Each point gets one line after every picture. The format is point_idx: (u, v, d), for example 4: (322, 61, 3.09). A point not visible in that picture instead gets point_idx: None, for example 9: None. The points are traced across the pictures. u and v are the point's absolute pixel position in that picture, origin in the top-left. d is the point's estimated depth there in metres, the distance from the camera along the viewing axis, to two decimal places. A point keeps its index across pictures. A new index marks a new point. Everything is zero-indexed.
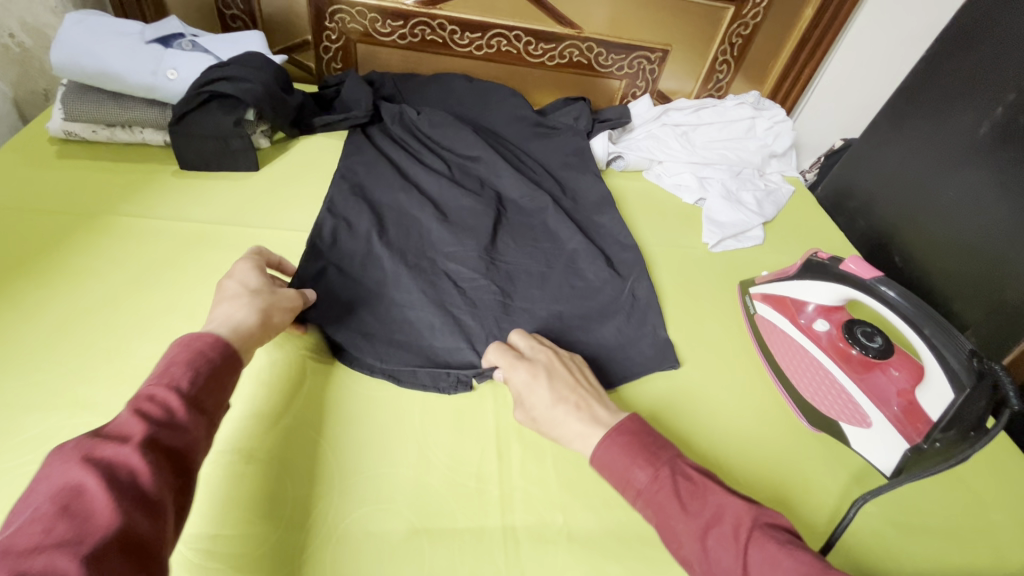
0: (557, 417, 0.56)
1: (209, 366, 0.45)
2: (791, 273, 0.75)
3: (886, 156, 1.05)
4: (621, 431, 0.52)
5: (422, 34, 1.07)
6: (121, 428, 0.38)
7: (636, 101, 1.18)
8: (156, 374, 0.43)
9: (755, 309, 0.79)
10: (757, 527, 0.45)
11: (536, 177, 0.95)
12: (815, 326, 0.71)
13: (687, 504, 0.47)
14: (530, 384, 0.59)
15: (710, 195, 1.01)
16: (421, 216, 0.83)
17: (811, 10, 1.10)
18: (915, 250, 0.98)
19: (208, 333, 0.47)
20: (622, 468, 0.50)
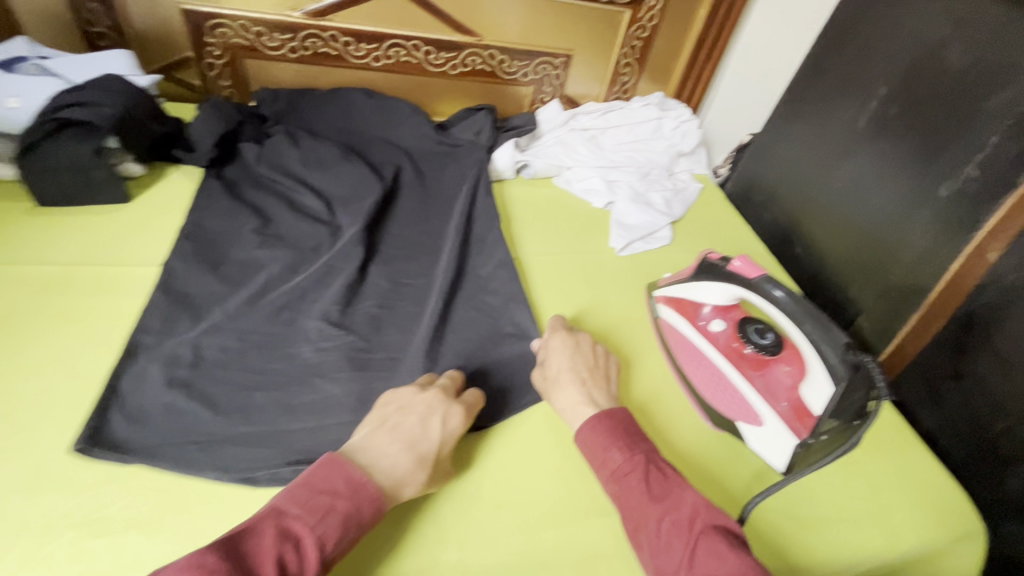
0: (560, 383, 0.64)
1: (355, 531, 0.47)
2: (688, 274, 0.76)
3: (783, 150, 1.08)
4: (610, 416, 0.59)
5: (314, 46, 1.02)
6: (261, 564, 0.41)
7: (544, 107, 1.18)
8: (319, 509, 0.46)
9: (659, 312, 0.79)
10: (713, 524, 0.49)
11: (416, 203, 0.91)
12: (711, 326, 0.72)
13: (653, 490, 0.52)
14: (556, 352, 0.67)
15: (618, 199, 1.02)
16: (285, 270, 0.75)
17: (704, 11, 1.12)
18: (813, 242, 1.01)
19: (375, 485, 0.50)
20: (601, 447, 0.57)
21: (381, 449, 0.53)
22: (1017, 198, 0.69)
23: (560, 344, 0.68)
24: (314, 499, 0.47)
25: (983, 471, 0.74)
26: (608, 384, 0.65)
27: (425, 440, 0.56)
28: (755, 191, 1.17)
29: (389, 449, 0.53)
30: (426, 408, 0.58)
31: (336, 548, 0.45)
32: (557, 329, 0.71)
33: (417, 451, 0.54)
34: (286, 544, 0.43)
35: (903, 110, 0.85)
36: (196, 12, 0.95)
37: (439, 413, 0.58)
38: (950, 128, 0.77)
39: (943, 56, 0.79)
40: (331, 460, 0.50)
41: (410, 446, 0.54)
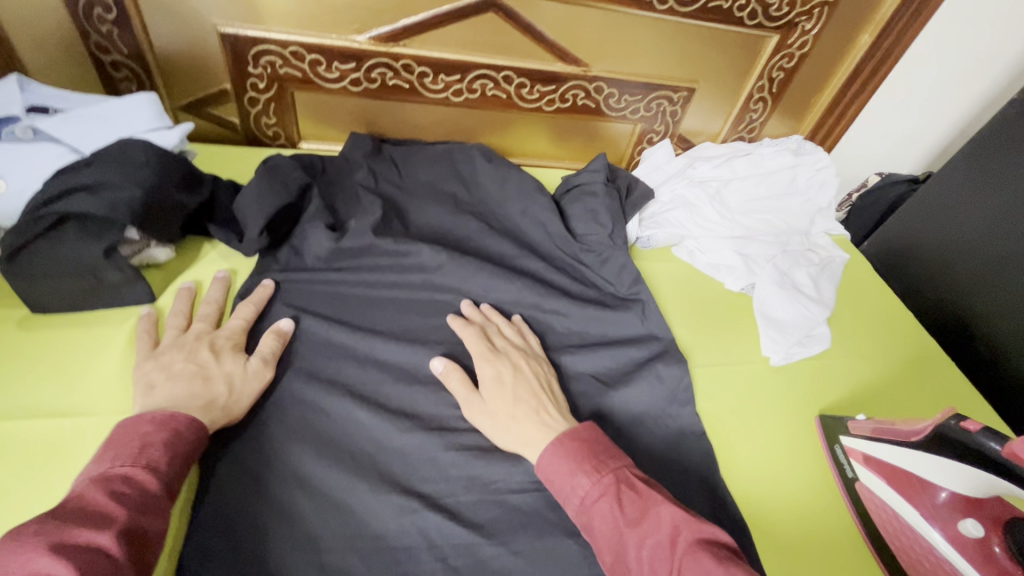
0: (508, 422, 0.55)
1: (183, 446, 0.46)
2: (916, 438, 0.55)
3: (964, 220, 0.88)
4: (574, 437, 0.52)
5: (382, 78, 0.81)
6: (98, 509, 0.39)
7: (653, 149, 0.96)
8: (132, 450, 0.43)
9: (855, 474, 0.60)
10: (695, 540, 0.44)
11: (518, 296, 0.70)
12: (961, 528, 0.52)
13: (627, 513, 0.46)
14: (492, 382, 0.58)
15: (761, 281, 0.80)
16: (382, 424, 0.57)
17: (868, 36, 0.89)
18: (1004, 343, 0.82)
19: (181, 411, 0.48)
20: (565, 474, 0.50)
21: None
22: None
23: (497, 373, 0.59)
24: (125, 447, 0.44)
25: None
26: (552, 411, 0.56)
27: (215, 390, 0.52)
28: (913, 261, 0.96)
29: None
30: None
31: (171, 468, 0.44)
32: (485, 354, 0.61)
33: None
34: (115, 483, 0.41)
35: None
36: (237, 35, 0.74)
37: (201, 350, 0.54)
38: None
39: None
40: (125, 420, 0.46)
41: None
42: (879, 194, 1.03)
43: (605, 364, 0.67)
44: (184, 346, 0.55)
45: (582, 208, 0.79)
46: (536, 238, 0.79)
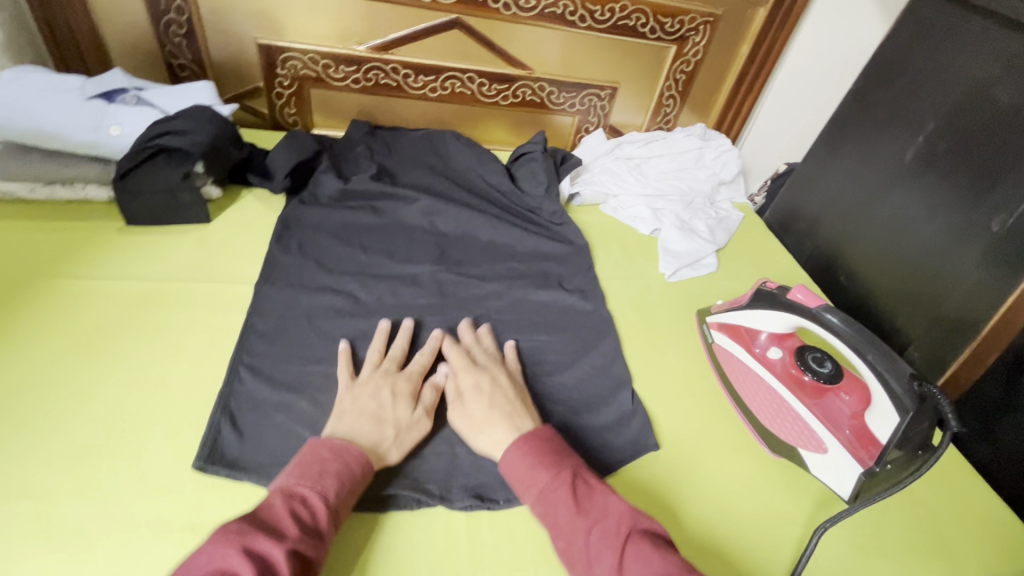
0: (484, 424, 0.61)
1: (352, 480, 0.53)
2: (743, 303, 0.78)
3: (827, 180, 1.09)
4: (534, 436, 0.58)
5: (376, 78, 1.08)
6: (276, 523, 0.46)
7: (589, 136, 1.23)
8: (314, 474, 0.51)
9: (713, 339, 0.81)
10: (639, 530, 0.50)
11: (475, 227, 0.94)
12: (769, 354, 0.74)
13: (577, 503, 0.52)
14: (472, 390, 0.64)
15: (664, 226, 1.04)
16: (368, 297, 0.79)
17: (747, 47, 1.17)
18: (859, 270, 1.02)
19: (357, 448, 0.55)
20: (527, 468, 0.56)
21: (350, 427, 0.58)
22: None
23: (477, 383, 0.65)
24: (307, 469, 0.52)
25: None
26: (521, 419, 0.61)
27: (385, 433, 0.59)
28: (797, 220, 1.17)
29: (357, 423, 0.58)
30: (375, 385, 0.63)
31: (339, 496, 0.51)
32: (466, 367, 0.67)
33: (377, 420, 0.59)
34: (295, 502, 0.49)
35: (953, 145, 0.86)
36: (270, 46, 1.01)
37: (388, 388, 0.63)
38: (1002, 164, 0.79)
39: (993, 95, 0.81)
40: (312, 441, 0.55)
41: (372, 420, 0.59)
42: (785, 177, 1.23)
43: (537, 273, 0.90)
44: (373, 382, 0.64)
45: (527, 172, 1.03)
46: (493, 191, 1.03)
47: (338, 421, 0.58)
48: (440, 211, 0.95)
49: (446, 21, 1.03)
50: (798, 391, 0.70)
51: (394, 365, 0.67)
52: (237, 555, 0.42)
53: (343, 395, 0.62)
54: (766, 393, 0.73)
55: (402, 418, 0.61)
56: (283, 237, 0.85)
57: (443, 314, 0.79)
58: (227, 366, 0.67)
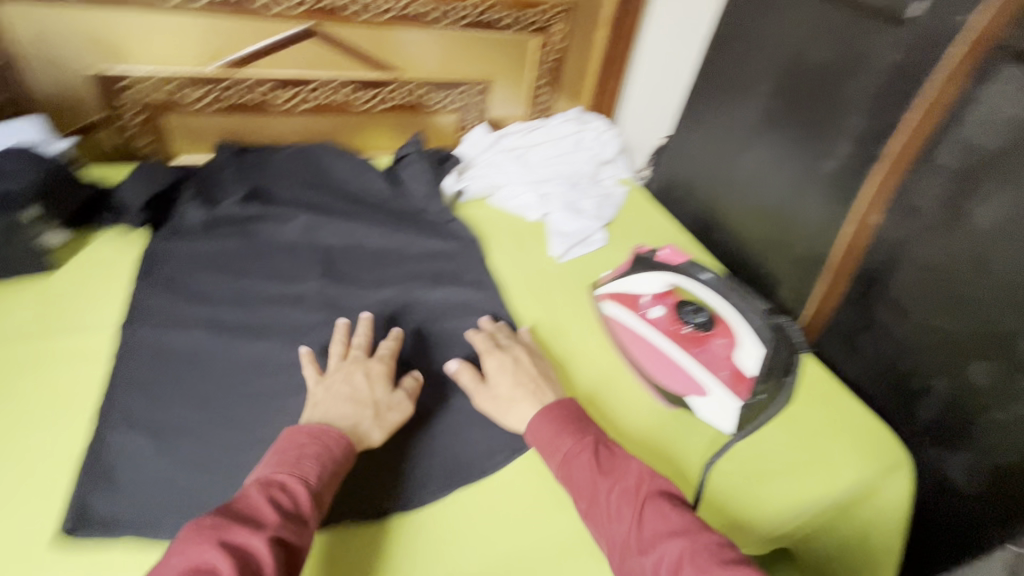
0: (512, 402, 0.67)
1: (333, 462, 0.55)
2: (627, 269, 0.84)
3: (694, 147, 1.17)
4: (560, 406, 0.65)
5: (236, 96, 1.03)
6: (254, 511, 0.48)
7: (471, 132, 1.24)
8: (291, 460, 0.54)
9: (602, 309, 0.85)
10: (656, 490, 0.56)
11: (361, 236, 0.92)
12: (652, 314, 0.79)
13: (601, 466, 0.59)
14: (498, 371, 0.70)
15: (552, 210, 1.08)
16: (250, 324, 0.75)
17: (605, 30, 1.22)
18: (731, 225, 1.10)
19: (337, 431, 0.58)
20: (550, 436, 0.62)
21: (327, 412, 0.60)
22: (885, 166, 0.80)
23: (500, 363, 0.71)
24: (285, 456, 0.54)
25: (903, 403, 0.84)
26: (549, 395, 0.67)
27: (363, 415, 0.62)
28: (675, 188, 1.25)
29: (335, 409, 0.61)
30: (347, 371, 0.65)
31: (320, 480, 0.53)
32: (493, 350, 0.73)
33: (355, 403, 0.62)
34: (273, 490, 0.50)
35: (784, 101, 0.95)
36: (106, 74, 0.94)
37: (362, 370, 0.66)
38: (825, 112, 0.88)
39: (808, 52, 0.90)
40: (287, 432, 0.57)
41: (350, 404, 0.62)
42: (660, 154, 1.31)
43: (429, 272, 0.89)
44: (345, 369, 0.66)
45: (408, 175, 1.03)
46: (376, 198, 1.01)
47: (314, 409, 0.61)
48: (322, 224, 0.92)
49: (302, 31, 1.00)
50: (680, 343, 0.75)
51: (360, 352, 0.69)
52: (210, 550, 0.44)
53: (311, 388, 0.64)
54: (654, 350, 0.77)
55: (382, 399, 0.64)
56: (147, 275, 0.79)
57: (332, 327, 0.77)
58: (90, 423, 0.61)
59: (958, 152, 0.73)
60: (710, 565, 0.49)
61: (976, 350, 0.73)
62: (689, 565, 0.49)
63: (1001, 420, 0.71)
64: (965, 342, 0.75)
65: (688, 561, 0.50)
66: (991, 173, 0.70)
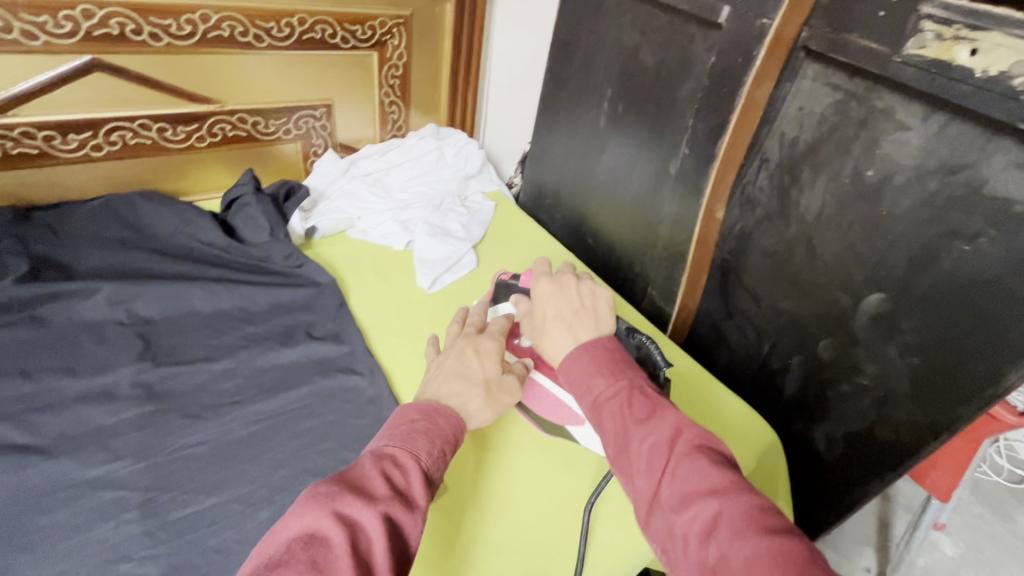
0: (545, 331, 0.61)
1: (442, 440, 0.48)
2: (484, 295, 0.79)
3: (554, 154, 1.17)
4: (597, 346, 0.57)
5: (3, 148, 0.84)
6: (368, 482, 0.41)
7: (320, 160, 1.13)
8: (402, 434, 0.47)
9: None
10: (696, 444, 0.46)
11: (190, 300, 0.79)
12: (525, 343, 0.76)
13: (636, 413, 0.50)
14: (545, 295, 0.65)
15: (416, 237, 1.01)
16: (39, 439, 0.61)
17: (448, 41, 1.17)
18: (599, 229, 1.11)
19: (443, 406, 0.51)
20: (585, 376, 0.55)
21: (440, 390, 0.55)
22: (720, 165, 0.83)
23: (551, 287, 0.65)
24: (397, 431, 0.48)
25: (768, 384, 0.88)
26: (595, 315, 0.61)
27: (476, 395, 0.55)
28: (544, 195, 1.24)
29: (448, 389, 0.55)
30: (459, 347, 0.61)
31: (430, 459, 0.46)
32: (545, 275, 0.68)
33: (468, 381, 0.56)
34: (386, 464, 0.43)
35: (627, 106, 0.96)
36: None
37: (471, 348, 0.61)
38: (663, 115, 0.90)
39: (640, 57, 0.91)
40: (404, 408, 0.51)
41: (461, 381, 0.56)
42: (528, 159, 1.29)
43: (279, 331, 0.79)
44: (457, 346, 0.61)
45: (245, 220, 0.90)
46: (209, 251, 0.88)
47: (431, 388, 0.55)
48: (136, 294, 0.77)
49: (80, 64, 0.83)
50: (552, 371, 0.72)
51: (475, 328, 0.65)
52: (326, 519, 0.38)
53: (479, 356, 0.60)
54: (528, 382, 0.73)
55: (492, 376, 0.58)
56: None
57: (154, 423, 0.64)
58: None
59: (778, 145, 0.76)
60: (749, 529, 0.39)
61: (822, 328, 0.77)
62: (724, 525, 0.40)
63: (850, 390, 0.75)
64: (810, 322, 0.79)
65: (725, 520, 0.40)
66: (804, 166, 0.74)
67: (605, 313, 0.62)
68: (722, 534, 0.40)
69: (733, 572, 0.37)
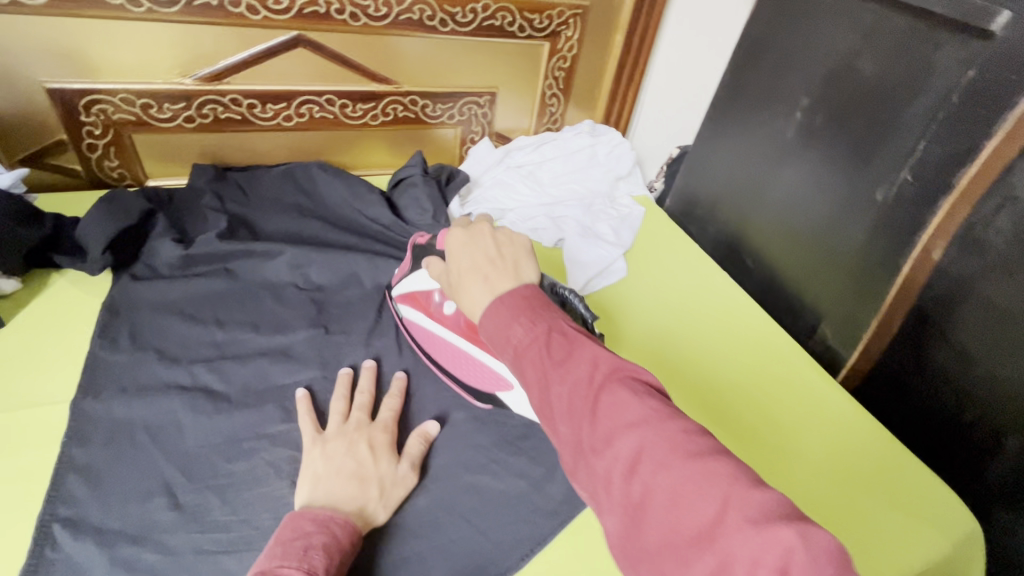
0: (462, 285, 0.52)
1: (340, 551, 0.47)
2: (409, 266, 0.73)
3: (719, 163, 1.07)
4: (518, 293, 0.47)
5: (214, 113, 0.92)
6: None
7: (475, 147, 1.14)
8: (296, 552, 0.45)
9: (401, 312, 0.74)
10: (618, 376, 0.42)
11: (358, 273, 0.82)
12: (445, 311, 0.68)
13: (554, 356, 0.43)
14: (456, 249, 0.55)
15: (568, 235, 0.99)
16: (230, 388, 0.65)
17: (620, 35, 1.12)
18: (761, 251, 1.01)
19: (342, 515, 0.50)
20: (501, 326, 0.46)
21: (329, 491, 0.52)
22: (953, 199, 0.71)
23: (459, 241, 0.55)
24: (289, 548, 0.45)
25: (971, 462, 0.74)
26: (514, 264, 0.51)
27: (369, 493, 0.54)
28: (696, 206, 1.15)
29: (336, 487, 0.53)
30: (348, 440, 0.58)
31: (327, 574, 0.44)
32: (457, 227, 0.58)
33: (359, 479, 0.54)
34: None
35: (828, 119, 0.86)
36: (64, 89, 0.83)
37: (363, 441, 0.58)
38: (877, 134, 0.79)
39: (857, 65, 0.80)
40: (287, 522, 0.49)
41: (355, 480, 0.54)
42: (681, 160, 1.21)
43: None
44: (345, 437, 0.58)
45: (410, 200, 0.92)
46: (374, 226, 0.91)
47: (315, 488, 0.53)
48: (312, 261, 0.81)
49: (288, 39, 0.89)
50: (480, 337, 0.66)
51: (363, 416, 0.62)
52: None
53: (361, 447, 0.57)
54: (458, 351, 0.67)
55: (384, 472, 0.57)
56: (109, 329, 0.68)
57: (325, 390, 0.66)
58: (35, 527, 0.51)
59: None
60: (673, 457, 0.37)
61: None
62: (648, 459, 0.37)
63: None
64: None
65: (648, 455, 0.38)
66: None
67: (527, 263, 0.52)
68: (647, 469, 0.37)
69: (658, 508, 0.36)
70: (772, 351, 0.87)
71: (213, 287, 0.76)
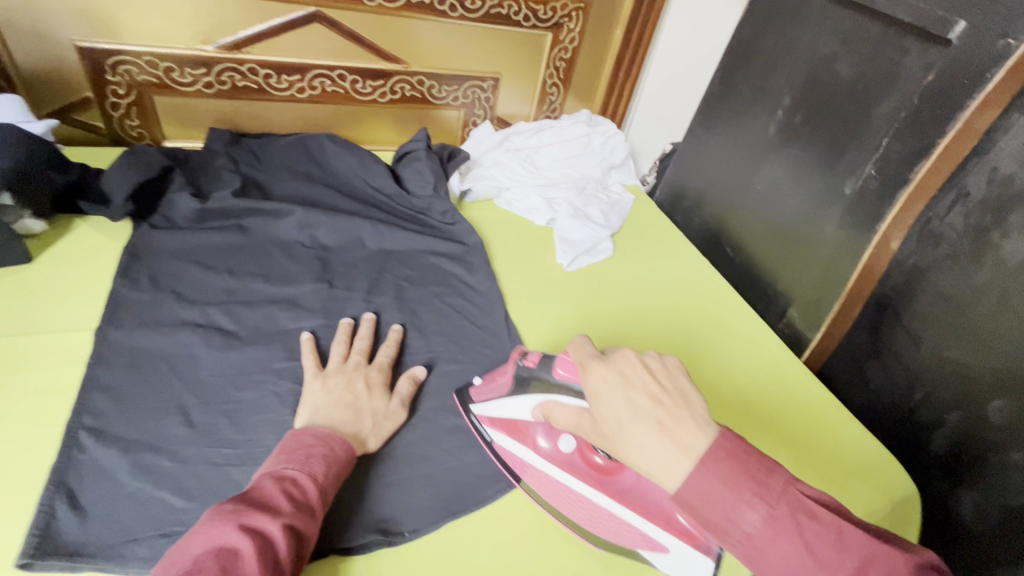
0: (631, 438, 0.43)
1: (337, 460, 0.53)
2: (504, 389, 0.62)
3: (706, 157, 1.14)
4: (724, 458, 0.40)
5: (232, 80, 0.98)
6: (269, 501, 0.45)
7: (477, 129, 1.20)
8: (300, 458, 0.50)
9: (489, 438, 0.64)
10: (905, 574, 0.36)
11: (361, 235, 0.88)
12: (563, 451, 0.60)
13: (816, 551, 0.37)
14: (604, 388, 0.46)
15: (559, 215, 1.04)
16: (240, 329, 0.71)
17: (620, 31, 1.18)
18: (740, 240, 1.08)
19: (338, 436, 0.55)
20: (726, 504, 0.39)
21: (328, 416, 0.58)
22: (910, 193, 0.78)
23: (606, 377, 0.46)
24: (294, 453, 0.51)
25: (914, 435, 0.81)
26: (684, 400, 0.44)
27: (363, 422, 0.60)
28: (683, 197, 1.21)
29: (334, 413, 0.59)
30: (348, 377, 0.64)
31: (326, 478, 0.50)
32: (593, 361, 0.49)
33: (354, 409, 0.60)
34: (287, 483, 0.48)
35: (807, 117, 0.92)
36: (93, 48, 0.88)
37: (360, 379, 0.64)
38: (848, 132, 0.85)
39: (835, 68, 0.87)
40: (294, 432, 0.54)
41: (350, 410, 0.60)
42: (671, 157, 1.26)
43: (431, 279, 0.85)
44: (344, 374, 0.64)
45: (413, 173, 0.98)
46: (378, 195, 0.97)
47: (316, 413, 0.58)
48: (319, 222, 0.87)
49: (306, 15, 0.94)
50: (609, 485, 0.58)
51: (362, 358, 0.68)
52: (234, 531, 0.41)
53: (358, 384, 0.63)
54: (581, 498, 0.59)
55: (378, 407, 0.62)
56: (130, 270, 0.74)
57: (326, 335, 0.72)
58: (62, 432, 0.57)
59: (985, 180, 0.69)
60: None
61: (998, 387, 0.69)
62: None
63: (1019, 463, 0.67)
64: (984, 378, 0.71)
65: None
66: (1012, 206, 0.67)
67: (694, 395, 0.45)
68: None
69: None
70: (745, 332, 0.93)
71: (225, 240, 0.81)
